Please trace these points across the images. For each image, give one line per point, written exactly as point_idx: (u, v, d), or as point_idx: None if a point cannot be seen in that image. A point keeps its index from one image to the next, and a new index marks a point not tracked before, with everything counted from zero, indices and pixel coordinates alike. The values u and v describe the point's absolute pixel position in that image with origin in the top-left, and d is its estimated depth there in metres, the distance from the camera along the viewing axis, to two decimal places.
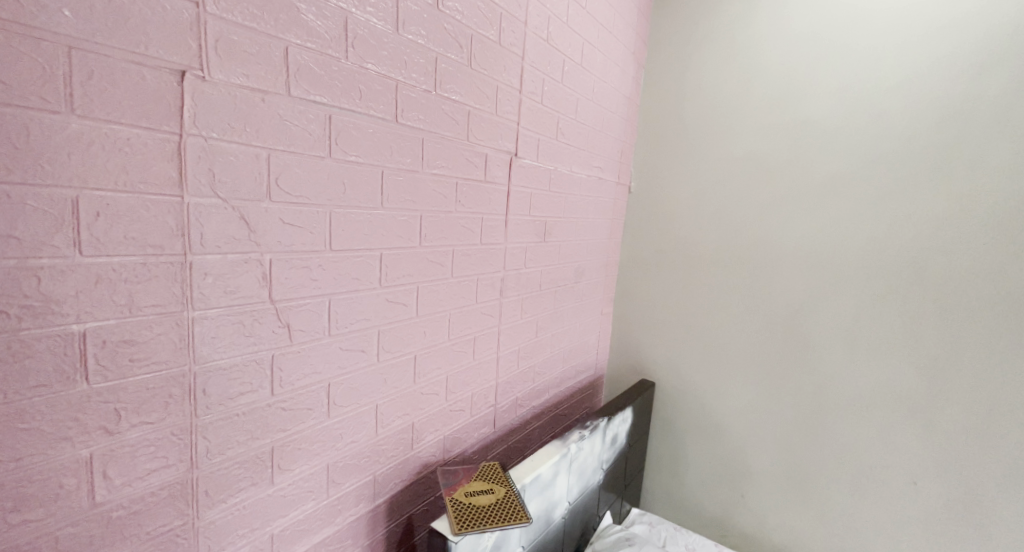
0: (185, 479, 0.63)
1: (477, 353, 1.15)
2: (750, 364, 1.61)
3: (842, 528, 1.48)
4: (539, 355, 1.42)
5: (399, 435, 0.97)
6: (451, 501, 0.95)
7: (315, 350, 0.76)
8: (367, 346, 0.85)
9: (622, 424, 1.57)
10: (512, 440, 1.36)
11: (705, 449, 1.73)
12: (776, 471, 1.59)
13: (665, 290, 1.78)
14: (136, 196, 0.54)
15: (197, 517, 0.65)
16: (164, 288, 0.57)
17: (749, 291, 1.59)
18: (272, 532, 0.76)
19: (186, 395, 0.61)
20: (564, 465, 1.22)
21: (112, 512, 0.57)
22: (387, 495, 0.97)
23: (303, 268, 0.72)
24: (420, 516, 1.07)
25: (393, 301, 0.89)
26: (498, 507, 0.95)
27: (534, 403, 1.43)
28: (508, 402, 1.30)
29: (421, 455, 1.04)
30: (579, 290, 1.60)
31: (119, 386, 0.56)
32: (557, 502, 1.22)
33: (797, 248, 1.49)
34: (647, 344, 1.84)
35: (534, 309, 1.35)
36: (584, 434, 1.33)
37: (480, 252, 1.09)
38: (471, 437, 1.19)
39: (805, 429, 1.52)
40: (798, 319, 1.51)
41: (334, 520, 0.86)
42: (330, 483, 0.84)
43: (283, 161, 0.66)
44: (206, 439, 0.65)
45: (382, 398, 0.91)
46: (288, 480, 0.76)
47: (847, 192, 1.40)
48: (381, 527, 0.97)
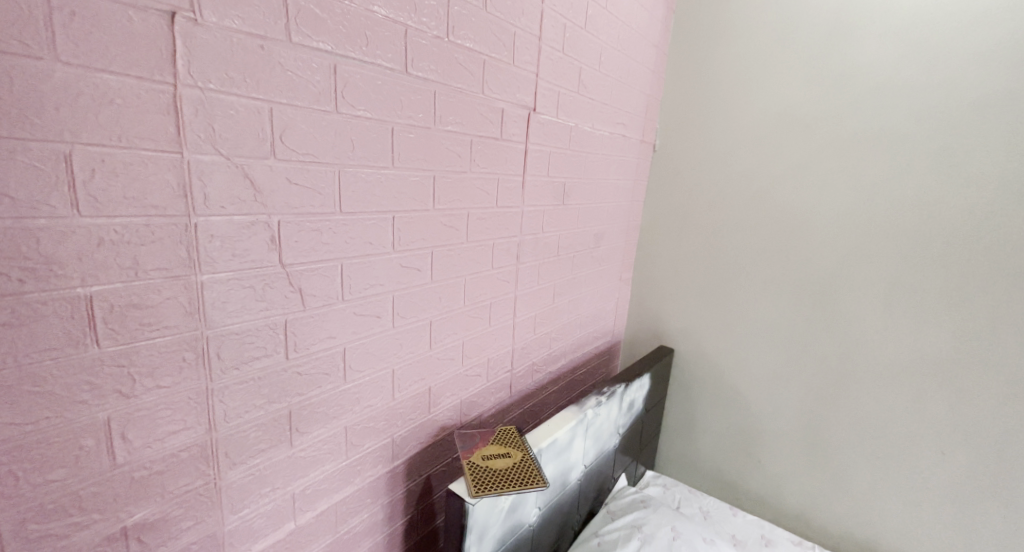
0: (204, 441, 0.64)
1: (493, 319, 1.14)
2: (772, 333, 1.57)
3: (862, 495, 1.47)
4: (556, 321, 1.40)
5: (415, 399, 0.97)
6: (468, 464, 0.95)
7: (328, 315, 0.75)
8: (381, 312, 0.84)
9: (639, 391, 1.56)
10: (529, 404, 1.35)
11: (721, 417, 1.73)
12: (795, 439, 1.57)
13: (686, 256, 1.72)
14: (133, 154, 0.51)
15: (218, 477, 0.67)
16: (170, 251, 0.55)
17: (775, 259, 1.53)
18: (294, 491, 0.78)
19: (199, 359, 0.61)
20: (580, 431, 1.22)
21: (134, 473, 0.58)
22: (405, 456, 0.99)
23: (313, 231, 0.69)
24: (437, 476, 1.10)
25: (407, 266, 0.86)
26: (515, 471, 0.95)
27: (550, 369, 1.42)
28: (524, 367, 1.29)
29: (438, 418, 1.04)
30: (598, 254, 1.55)
31: (131, 351, 0.55)
32: (573, 466, 1.23)
33: (833, 211, 1.40)
34: (667, 310, 1.80)
35: (551, 274, 1.32)
36: (601, 400, 1.31)
37: (496, 215, 1.05)
38: (487, 401, 1.19)
39: (829, 398, 1.48)
40: (826, 288, 1.44)
41: (353, 480, 0.88)
42: (349, 446, 0.86)
43: (287, 115, 0.62)
44: (223, 403, 0.65)
45: (398, 363, 0.91)
46: (306, 442, 0.78)
47: (891, 148, 1.29)
48: (400, 485, 1.00)
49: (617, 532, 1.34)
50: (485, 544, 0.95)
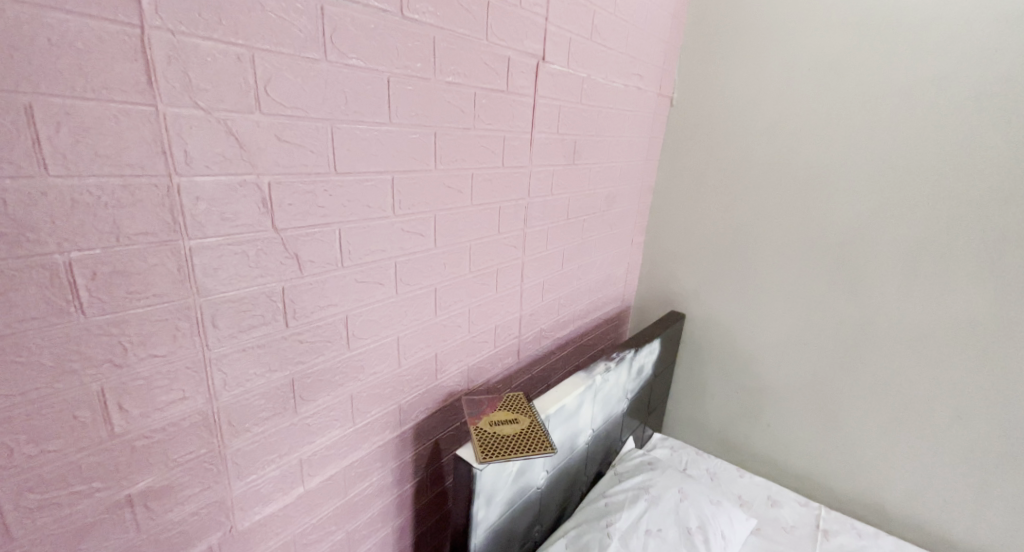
0: (205, 410, 0.63)
1: (501, 285, 1.10)
2: (789, 298, 1.52)
3: (873, 458, 1.47)
4: (566, 287, 1.37)
5: (422, 366, 0.96)
6: (475, 429, 0.94)
7: (328, 283, 0.73)
8: (384, 279, 0.81)
9: (648, 356, 1.54)
10: (536, 369, 1.34)
11: (731, 382, 1.72)
12: (807, 404, 1.56)
13: (702, 218, 1.66)
14: (102, 107, 0.46)
15: (222, 445, 0.66)
16: (152, 214, 0.52)
17: (796, 221, 1.46)
18: (301, 457, 0.78)
19: (194, 327, 0.59)
20: (588, 396, 1.20)
21: (135, 442, 0.57)
22: (413, 421, 0.99)
23: (308, 193, 0.65)
24: (446, 440, 1.10)
25: (409, 230, 0.83)
26: (522, 436, 0.94)
27: (559, 334, 1.40)
28: (532, 333, 1.27)
29: (445, 384, 1.03)
30: (610, 217, 1.50)
31: (120, 320, 0.52)
32: (581, 430, 1.22)
33: (862, 169, 1.32)
34: (679, 274, 1.75)
35: (560, 237, 1.27)
36: (610, 366, 1.29)
37: (503, 176, 0.99)
38: (495, 367, 1.17)
39: (845, 363, 1.45)
40: (848, 251, 1.38)
41: (361, 445, 0.89)
42: (355, 412, 0.85)
43: (271, 64, 0.57)
44: (221, 372, 0.63)
45: (402, 330, 0.89)
46: (311, 410, 0.77)
47: (930, 99, 1.20)
48: (409, 449, 1.00)
49: (625, 493, 1.34)
50: (494, 507, 0.95)
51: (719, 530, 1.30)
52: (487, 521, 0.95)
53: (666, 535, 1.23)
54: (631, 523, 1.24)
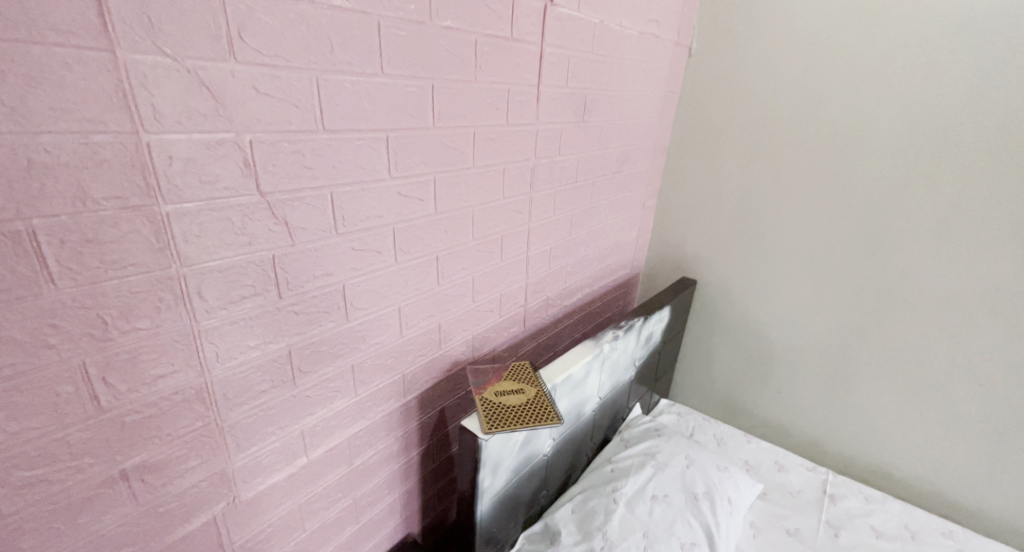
0: (198, 384, 0.61)
1: (506, 251, 1.06)
2: (806, 264, 1.46)
3: (886, 423, 1.45)
4: (574, 253, 1.32)
5: (425, 336, 0.93)
6: (481, 400, 0.92)
7: (322, 251, 0.68)
8: (382, 247, 0.77)
9: (658, 323, 1.50)
10: (543, 338, 1.31)
11: (742, 349, 1.69)
12: (820, 371, 1.53)
13: (718, 179, 1.58)
14: (50, 53, 0.41)
15: (219, 419, 0.64)
16: (122, 176, 0.47)
17: (819, 182, 1.38)
18: (303, 428, 0.77)
19: (178, 299, 0.55)
20: (596, 365, 1.17)
21: (125, 417, 0.55)
22: (417, 390, 0.97)
23: (294, 154, 0.60)
24: (451, 409, 1.09)
25: (407, 195, 0.78)
26: (528, 407, 0.92)
27: (566, 302, 1.36)
28: (539, 301, 1.24)
29: (450, 354, 1.01)
30: (621, 179, 1.42)
31: (96, 292, 0.49)
32: (588, 398, 1.20)
33: (894, 124, 1.23)
34: (692, 238, 1.69)
35: (569, 201, 1.21)
36: (619, 334, 1.25)
37: (508, 135, 0.93)
38: (501, 336, 1.14)
39: (862, 329, 1.41)
40: (873, 213, 1.31)
41: (365, 415, 0.87)
42: (358, 383, 0.83)
43: (243, 4, 0.51)
44: (213, 345, 0.61)
45: (404, 300, 0.85)
46: (311, 382, 0.75)
47: (976, 45, 1.10)
48: (413, 418, 0.99)
49: (631, 460, 1.34)
50: (499, 476, 0.94)
51: (726, 495, 1.30)
52: (493, 489, 0.94)
53: (672, 500, 1.23)
54: (637, 489, 1.24)
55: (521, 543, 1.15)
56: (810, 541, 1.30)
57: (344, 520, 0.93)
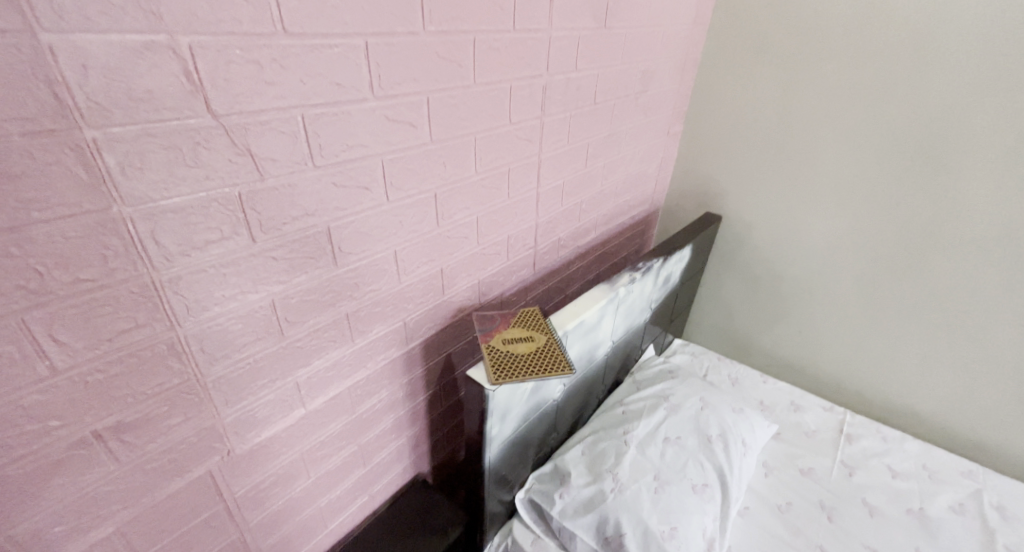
0: (169, 338, 0.54)
1: (514, 186, 0.95)
2: (847, 196, 1.32)
3: (913, 364, 1.39)
4: (589, 188, 1.20)
5: (426, 281, 0.86)
6: (487, 348, 0.86)
7: (298, 187, 0.59)
8: (370, 182, 0.68)
9: (678, 263, 1.40)
10: (554, 280, 1.23)
11: (765, 288, 1.61)
12: (848, 310, 1.45)
13: (754, 99, 1.40)
14: None
15: (200, 374, 0.59)
16: (26, 91, 0.38)
17: (873, 101, 1.21)
18: (298, 380, 0.72)
19: (128, 244, 0.48)
20: (611, 309, 1.09)
21: (88, 377, 0.49)
22: (420, 337, 0.91)
23: (250, 66, 0.49)
24: (458, 355, 1.04)
25: (396, 119, 0.66)
26: (538, 355, 0.85)
27: (580, 242, 1.27)
28: (550, 242, 1.14)
29: (454, 300, 0.94)
30: (644, 101, 1.26)
31: (20, 238, 0.41)
32: (601, 343, 1.14)
33: (975, 27, 1.04)
34: (719, 169, 1.54)
35: (585, 128, 1.08)
36: (636, 276, 1.16)
37: (514, 45, 0.79)
38: (509, 280, 1.07)
39: (901, 267, 1.30)
40: (932, 136, 1.15)
41: (365, 364, 0.82)
42: (354, 332, 0.77)
43: None
44: (180, 296, 0.54)
45: (400, 243, 0.77)
46: (302, 332, 0.69)
47: None
48: (418, 365, 0.94)
49: (643, 402, 1.29)
50: (507, 423, 0.90)
51: (740, 437, 1.27)
52: (501, 436, 0.91)
53: (685, 442, 1.20)
54: (650, 431, 1.20)
55: (531, 482, 1.14)
56: (823, 481, 1.28)
57: (351, 466, 0.91)
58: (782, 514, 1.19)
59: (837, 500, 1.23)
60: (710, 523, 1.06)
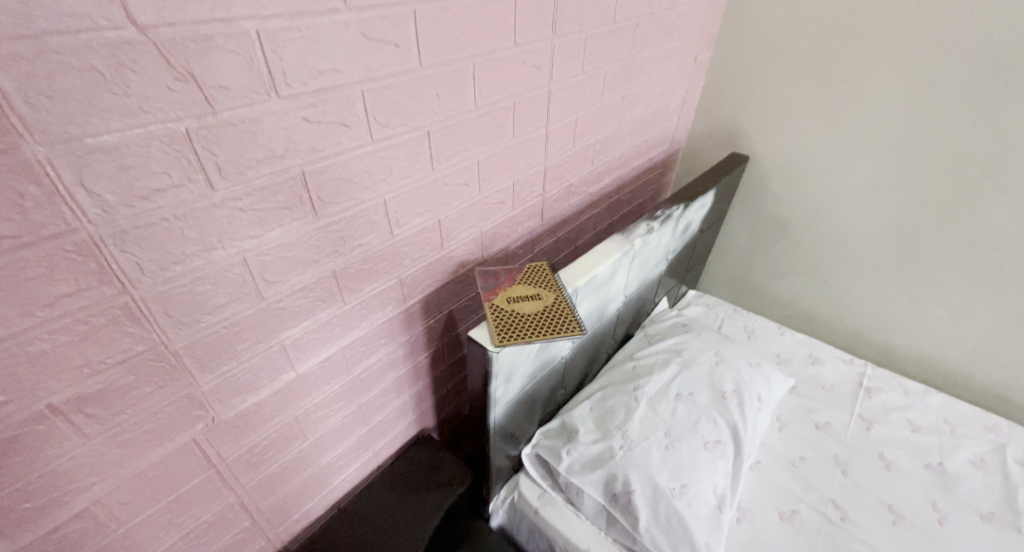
0: (124, 302, 0.48)
1: (521, 125, 0.84)
2: (893, 135, 1.18)
3: (944, 315, 1.31)
4: (604, 128, 1.08)
5: (423, 234, 0.78)
6: (491, 307, 0.78)
7: (261, 123, 0.50)
8: (350, 118, 0.58)
9: (699, 210, 1.29)
10: (564, 231, 1.14)
11: (790, 237, 1.50)
12: (879, 258, 1.35)
13: (795, 18, 1.23)
14: None
15: (168, 340, 0.53)
16: None
17: (936, 17, 1.04)
18: (283, 342, 0.66)
19: (52, 193, 0.40)
20: (625, 262, 1.01)
21: (32, 347, 0.43)
22: (419, 294, 0.84)
23: None
24: (461, 311, 0.97)
25: (376, 38, 0.56)
26: (546, 313, 0.78)
27: (592, 189, 1.16)
28: (560, 189, 1.04)
29: (455, 254, 0.86)
30: (669, 24, 1.11)
31: None
32: (613, 297, 1.06)
33: None
34: (749, 104, 1.39)
35: (602, 56, 0.94)
36: (653, 226, 1.06)
37: None
38: (515, 231, 0.98)
39: (944, 210, 1.18)
40: (1002, 57, 0.99)
41: (359, 325, 0.76)
42: (344, 291, 0.71)
43: None
44: (129, 253, 0.46)
45: (391, 191, 0.68)
46: (283, 293, 0.62)
47: None
48: (418, 323, 0.88)
49: (655, 357, 1.24)
50: (513, 384, 0.85)
51: (756, 392, 1.22)
52: (506, 397, 0.86)
53: (698, 397, 1.15)
54: (662, 386, 1.15)
55: (538, 438, 1.11)
56: (840, 435, 1.25)
57: (351, 426, 0.88)
58: (795, 468, 1.17)
59: (853, 455, 1.20)
60: (722, 480, 1.03)
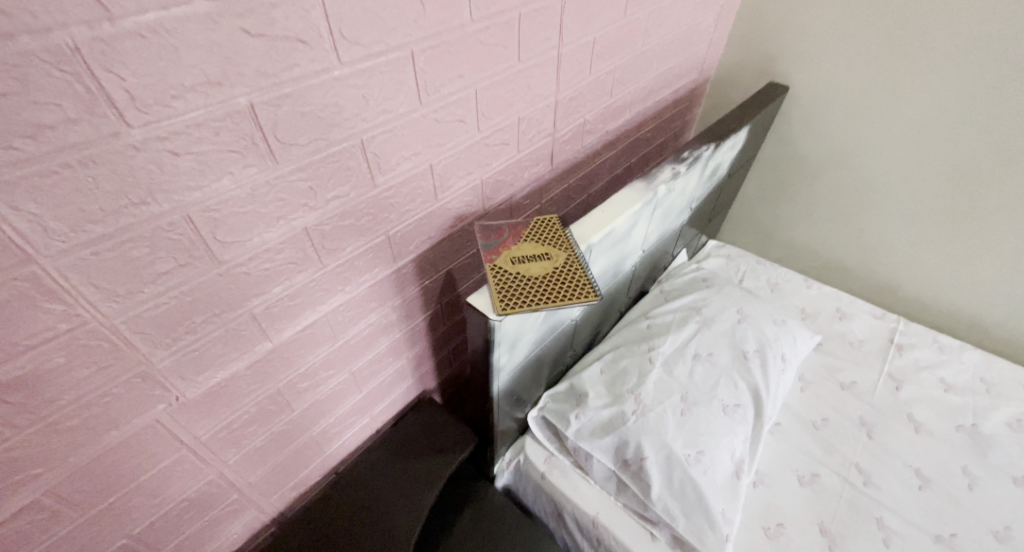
0: (34, 272, 0.39)
1: (527, 48, 0.70)
2: (962, 64, 1.00)
3: (994, 269, 1.19)
4: (625, 53, 0.92)
5: (412, 183, 0.66)
6: (492, 268, 0.68)
7: (183, 36, 0.38)
8: (307, 34, 0.45)
9: (728, 151, 1.14)
10: (576, 177, 1.02)
11: (826, 183, 1.36)
12: (927, 206, 1.21)
13: None
14: None
15: (103, 315, 0.44)
16: None
17: None
18: (253, 311, 0.57)
19: None
20: (645, 213, 0.89)
21: None
22: (412, 252, 0.74)
23: None
24: (460, 270, 0.88)
25: None
26: (556, 275, 0.68)
27: (609, 128, 1.02)
28: (573, 127, 0.90)
29: (451, 205, 0.75)
30: None
31: None
32: (630, 252, 0.95)
33: None
34: (792, 25, 1.20)
35: None
36: (679, 170, 0.93)
37: None
38: (520, 178, 0.86)
39: (1014, 152, 1.02)
40: None
41: (342, 288, 0.67)
42: (322, 251, 0.61)
43: None
44: (27, 211, 0.37)
45: (369, 131, 0.57)
46: (246, 255, 0.53)
47: None
48: (412, 284, 0.79)
49: (672, 315, 1.15)
50: (518, 351, 0.77)
51: (780, 352, 1.13)
52: (510, 364, 0.78)
53: (718, 358, 1.06)
54: (678, 347, 1.07)
55: (545, 401, 1.05)
56: (866, 395, 1.17)
57: (344, 394, 0.81)
58: (816, 431, 1.10)
59: (879, 416, 1.13)
60: (740, 445, 0.97)
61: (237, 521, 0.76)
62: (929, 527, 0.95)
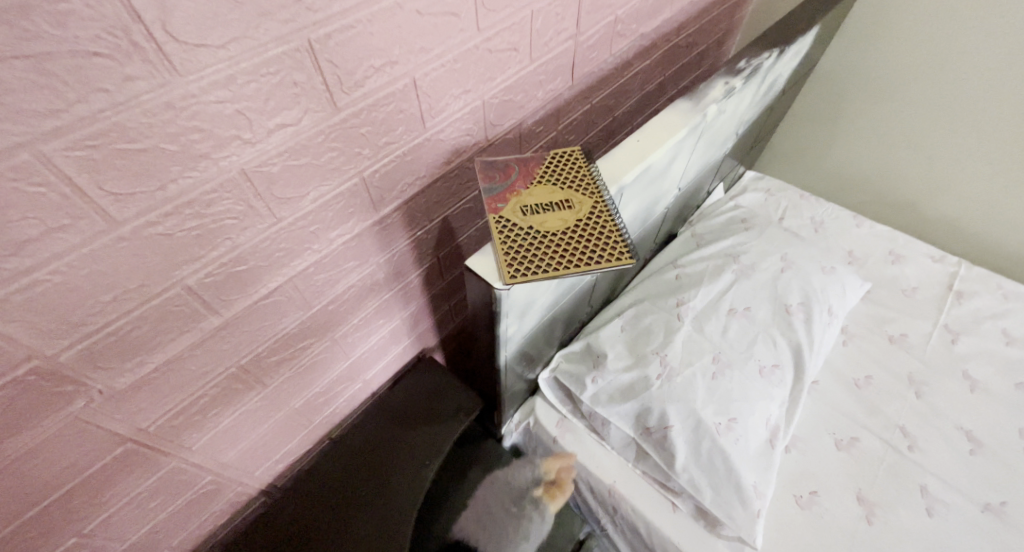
0: None
1: None
2: None
3: None
4: None
5: (390, 106, 0.50)
6: (496, 219, 0.54)
7: None
8: None
9: (789, 62, 0.92)
10: (600, 96, 0.82)
11: (896, 102, 1.13)
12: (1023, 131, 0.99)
13: None
14: None
15: None
16: None
17: None
18: (189, 282, 0.44)
19: None
20: (689, 142, 0.71)
21: None
22: (397, 198, 0.59)
23: None
24: (460, 216, 0.73)
25: None
26: (579, 228, 0.53)
27: (645, 29, 0.81)
28: (600, 28, 0.70)
29: (445, 136, 0.59)
30: None
31: None
32: (664, 192, 0.78)
33: None
34: None
35: None
36: (734, 85, 0.73)
37: None
38: (533, 98, 0.68)
39: None
40: None
41: (311, 245, 0.53)
42: (275, 201, 0.46)
43: None
44: None
45: (319, 27, 0.40)
46: (159, 211, 0.39)
47: None
48: (400, 236, 0.65)
49: (705, 263, 1.00)
50: (529, 317, 0.64)
51: (826, 304, 0.99)
52: (519, 332, 0.65)
53: (756, 313, 0.93)
54: (711, 301, 0.93)
55: (557, 361, 0.94)
56: (916, 350, 1.05)
57: (329, 362, 0.70)
58: (858, 390, 1.00)
59: (929, 373, 1.02)
60: (776, 411, 0.86)
61: (220, 497, 0.69)
62: (978, 494, 0.86)
